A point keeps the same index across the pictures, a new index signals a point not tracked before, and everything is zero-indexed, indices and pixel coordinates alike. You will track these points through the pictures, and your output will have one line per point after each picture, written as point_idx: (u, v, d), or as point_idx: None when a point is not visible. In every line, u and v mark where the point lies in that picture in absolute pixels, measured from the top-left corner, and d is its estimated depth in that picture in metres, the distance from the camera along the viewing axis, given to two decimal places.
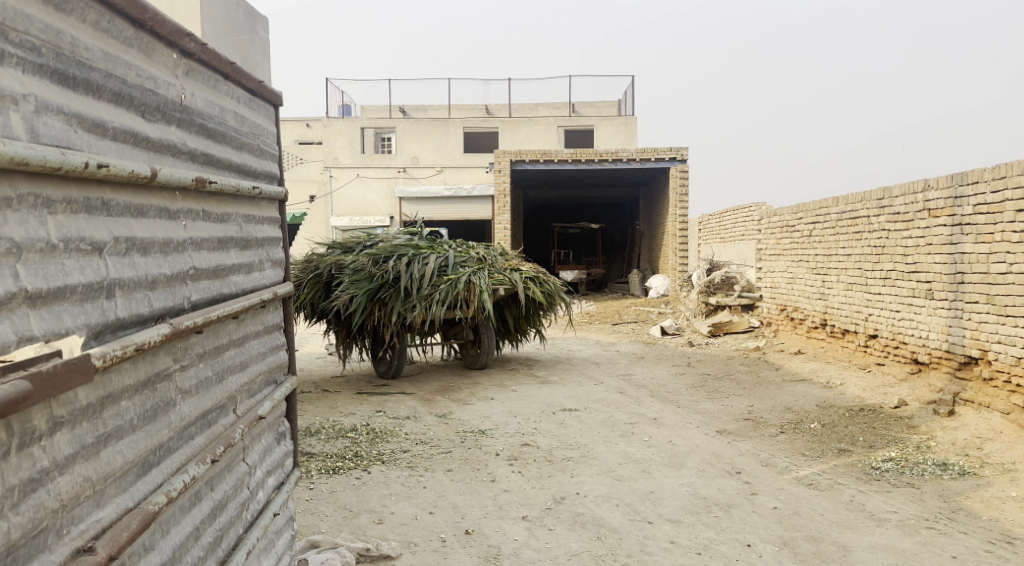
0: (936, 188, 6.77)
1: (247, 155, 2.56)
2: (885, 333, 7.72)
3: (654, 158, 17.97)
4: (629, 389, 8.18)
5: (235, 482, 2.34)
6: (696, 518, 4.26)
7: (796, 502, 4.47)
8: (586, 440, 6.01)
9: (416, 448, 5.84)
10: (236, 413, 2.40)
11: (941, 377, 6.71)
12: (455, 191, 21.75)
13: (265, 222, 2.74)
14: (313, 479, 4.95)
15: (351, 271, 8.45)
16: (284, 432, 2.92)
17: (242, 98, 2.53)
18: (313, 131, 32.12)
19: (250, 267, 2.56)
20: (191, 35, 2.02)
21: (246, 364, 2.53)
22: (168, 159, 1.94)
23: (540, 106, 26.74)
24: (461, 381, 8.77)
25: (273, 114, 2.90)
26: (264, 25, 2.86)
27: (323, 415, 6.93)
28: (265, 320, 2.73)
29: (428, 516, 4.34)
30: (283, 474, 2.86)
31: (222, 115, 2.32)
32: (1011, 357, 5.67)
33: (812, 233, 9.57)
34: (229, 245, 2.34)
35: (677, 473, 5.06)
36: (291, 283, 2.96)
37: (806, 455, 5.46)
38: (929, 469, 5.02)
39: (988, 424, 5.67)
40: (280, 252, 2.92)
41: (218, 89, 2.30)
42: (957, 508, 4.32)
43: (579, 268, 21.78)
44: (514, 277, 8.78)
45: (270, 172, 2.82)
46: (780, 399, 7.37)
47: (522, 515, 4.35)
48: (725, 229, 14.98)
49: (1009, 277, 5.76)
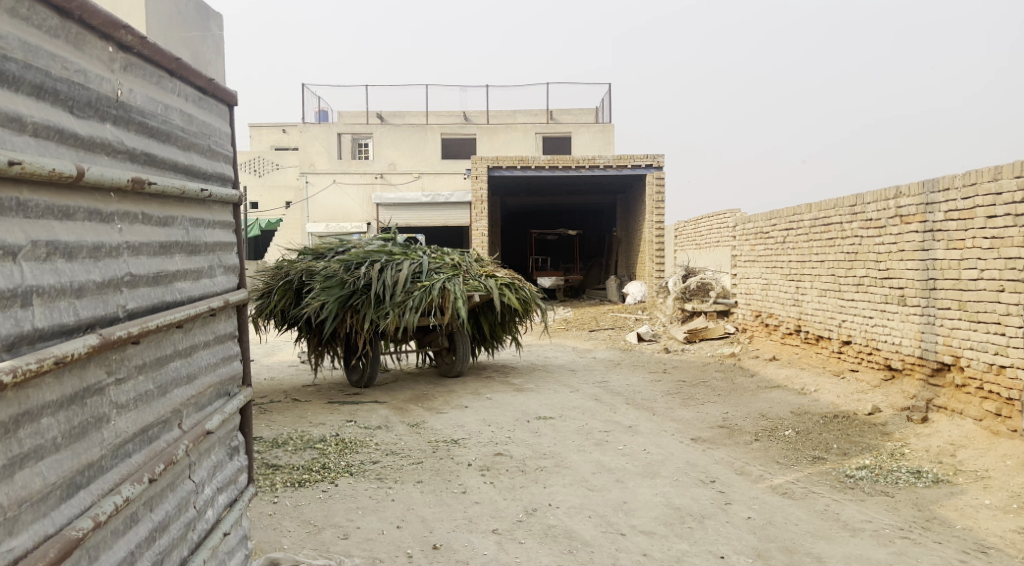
0: (908, 194, 6.78)
1: (196, 156, 2.45)
2: (859, 340, 7.72)
3: (631, 165, 17.97)
4: (604, 397, 8.11)
5: (179, 501, 2.22)
6: (669, 529, 4.18)
7: (771, 512, 4.41)
8: (559, 450, 5.90)
9: (386, 459, 5.71)
10: (181, 428, 2.28)
11: (914, 383, 6.71)
12: (431, 197, 21.77)
13: (216, 226, 2.62)
14: (277, 493, 4.80)
15: (322, 277, 8.29)
16: (238, 446, 2.79)
17: (191, 96, 2.42)
18: (288, 136, 31.78)
19: (199, 273, 2.44)
20: (128, 27, 1.91)
21: (194, 376, 2.41)
22: (101, 158, 1.83)
23: (518, 112, 26.69)
24: (435, 389, 8.65)
25: (228, 114, 2.79)
26: (218, 22, 2.75)
27: (291, 426, 6.77)
28: (215, 329, 2.61)
29: (395, 530, 4.21)
30: (235, 490, 2.73)
31: (166, 113, 2.21)
32: (984, 364, 5.68)
33: (786, 240, 9.58)
34: (173, 250, 2.23)
35: (651, 483, 4.98)
36: (246, 290, 2.84)
37: (780, 463, 5.41)
38: (903, 477, 4.99)
39: (961, 430, 5.67)
40: (233, 258, 2.80)
41: (162, 85, 2.18)
42: (931, 517, 4.28)
43: (556, 274, 21.73)
44: (489, 283, 8.68)
45: (223, 174, 2.70)
46: (755, 406, 7.33)
47: (492, 528, 4.24)
48: (700, 236, 15.02)
49: (980, 284, 5.77)
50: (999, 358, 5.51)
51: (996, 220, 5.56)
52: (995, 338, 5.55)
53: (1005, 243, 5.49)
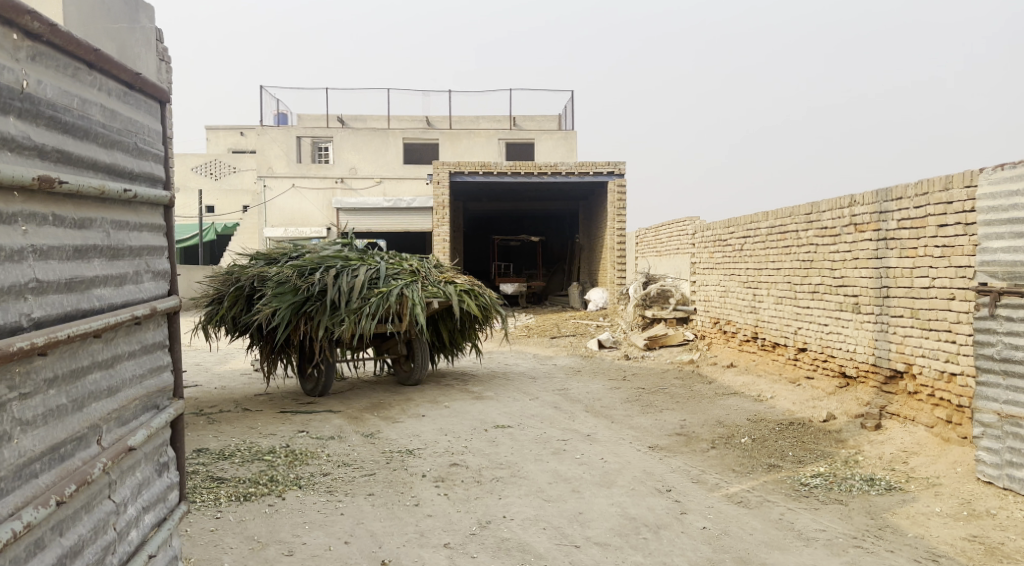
0: (862, 203, 6.85)
1: (120, 155, 2.31)
2: (814, 347, 7.77)
3: (593, 172, 18.01)
4: (564, 405, 8.03)
5: (96, 524, 2.07)
6: (624, 541, 4.11)
7: (726, 522, 4.37)
8: (516, 459, 5.81)
9: (338, 470, 5.55)
10: (100, 444, 2.13)
11: (867, 390, 6.77)
12: (393, 203, 21.62)
13: (144, 229, 2.48)
14: (220, 508, 4.62)
15: (275, 283, 8.09)
16: (168, 462, 2.64)
17: (116, 91, 2.28)
18: (246, 140, 31.25)
19: (122, 279, 2.30)
20: (35, 13, 1.78)
21: (116, 389, 2.27)
22: (3, 154, 1.71)
23: (481, 118, 26.61)
24: (392, 398, 8.48)
25: (159, 111, 2.65)
26: (149, 15, 2.59)
27: (241, 437, 6.57)
28: (141, 338, 2.46)
29: (342, 546, 4.07)
30: (164, 509, 2.58)
31: (85, 108, 2.07)
32: (935, 371, 5.75)
33: (743, 247, 9.65)
34: (91, 254, 2.09)
35: (607, 493, 4.90)
36: (177, 297, 2.69)
37: (736, 471, 5.39)
38: (857, 485, 4.99)
39: (913, 438, 5.72)
40: (163, 262, 2.66)
41: (79, 78, 2.05)
42: (884, 525, 4.28)
43: (519, 280, 21.67)
44: (448, 289, 8.55)
45: (153, 174, 2.56)
46: (712, 413, 7.33)
47: (444, 542, 4.13)
48: (660, 243, 15.10)
49: (931, 292, 5.84)
50: (949, 365, 5.57)
51: (948, 229, 5.62)
52: (946, 346, 5.62)
53: (955, 252, 5.56)
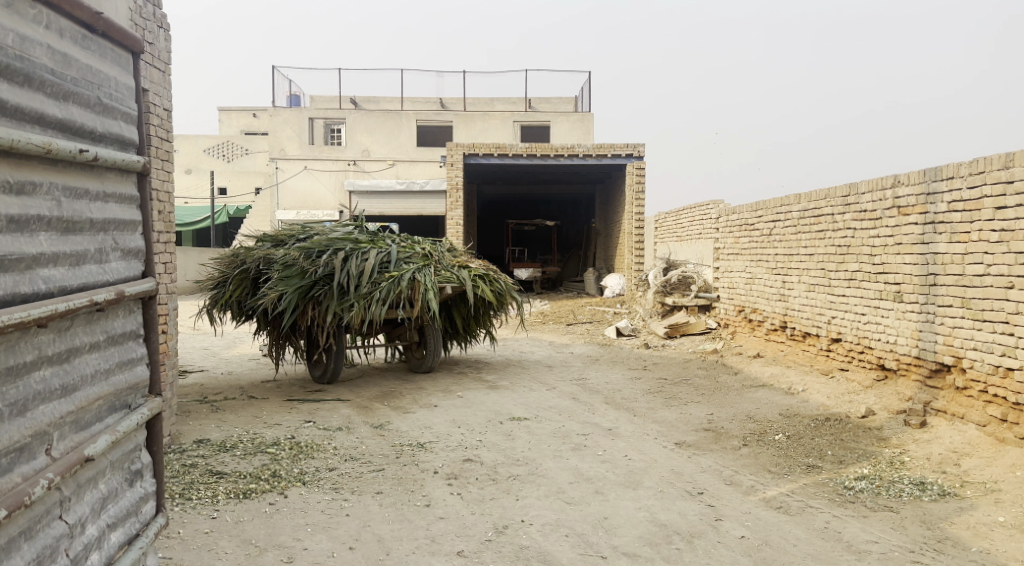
0: (907, 183, 6.41)
1: (77, 109, 1.93)
2: (849, 338, 7.36)
3: (611, 154, 17.46)
4: (582, 395, 7.65)
5: (40, 551, 1.73)
6: (655, 552, 3.73)
7: (767, 530, 3.98)
8: (534, 455, 5.44)
9: (344, 465, 5.21)
10: (50, 456, 1.77)
11: (909, 385, 6.36)
12: (406, 185, 21.07)
13: (111, 199, 2.11)
14: (217, 507, 4.29)
15: (282, 266, 7.76)
16: (142, 469, 2.29)
17: (71, 33, 1.90)
18: (259, 121, 30.87)
19: (80, 258, 1.93)
20: None
21: (72, 388, 1.91)
22: None
23: (496, 100, 26.09)
24: (403, 386, 8.12)
25: (131, 64, 2.26)
26: None
27: (244, 427, 6.24)
28: (107, 327, 2.10)
29: (346, 552, 3.72)
30: (136, 524, 2.23)
31: (21, 46, 1.70)
32: (988, 366, 5.32)
33: (772, 232, 9.18)
34: (33, 227, 1.74)
35: (634, 496, 4.53)
36: (153, 280, 2.33)
37: (772, 472, 4.99)
38: (906, 490, 4.59)
39: (963, 436, 5.30)
40: (138, 239, 2.29)
41: (13, 9, 1.67)
42: (943, 537, 3.87)
43: (534, 265, 21.24)
44: (462, 274, 8.16)
45: (122, 136, 2.18)
46: (740, 407, 6.92)
47: (457, 550, 3.76)
48: (681, 227, 14.63)
49: (986, 280, 5.40)
50: (1005, 360, 5.15)
51: (1007, 211, 5.19)
52: (1002, 338, 5.19)
53: (1015, 236, 5.12)
